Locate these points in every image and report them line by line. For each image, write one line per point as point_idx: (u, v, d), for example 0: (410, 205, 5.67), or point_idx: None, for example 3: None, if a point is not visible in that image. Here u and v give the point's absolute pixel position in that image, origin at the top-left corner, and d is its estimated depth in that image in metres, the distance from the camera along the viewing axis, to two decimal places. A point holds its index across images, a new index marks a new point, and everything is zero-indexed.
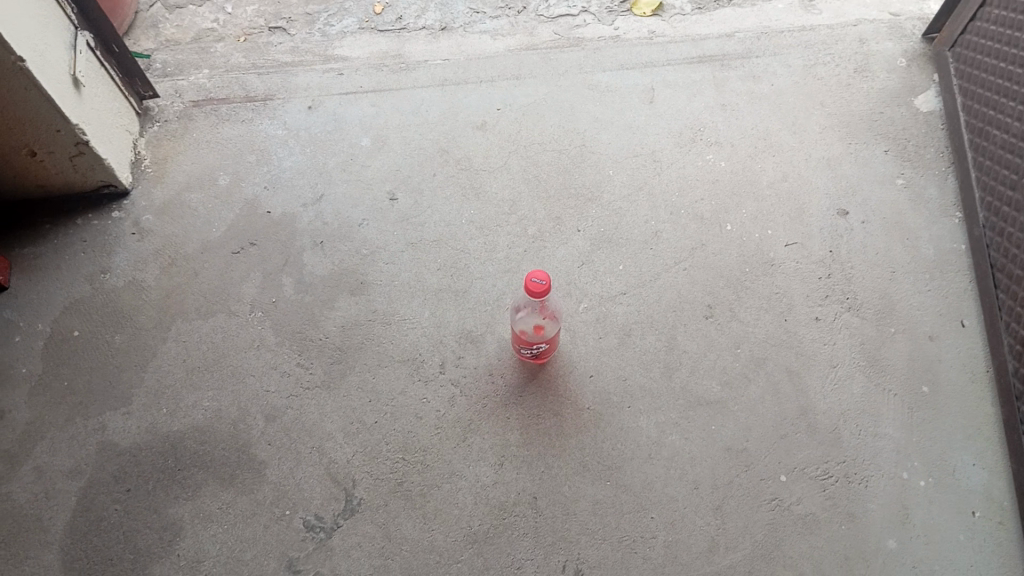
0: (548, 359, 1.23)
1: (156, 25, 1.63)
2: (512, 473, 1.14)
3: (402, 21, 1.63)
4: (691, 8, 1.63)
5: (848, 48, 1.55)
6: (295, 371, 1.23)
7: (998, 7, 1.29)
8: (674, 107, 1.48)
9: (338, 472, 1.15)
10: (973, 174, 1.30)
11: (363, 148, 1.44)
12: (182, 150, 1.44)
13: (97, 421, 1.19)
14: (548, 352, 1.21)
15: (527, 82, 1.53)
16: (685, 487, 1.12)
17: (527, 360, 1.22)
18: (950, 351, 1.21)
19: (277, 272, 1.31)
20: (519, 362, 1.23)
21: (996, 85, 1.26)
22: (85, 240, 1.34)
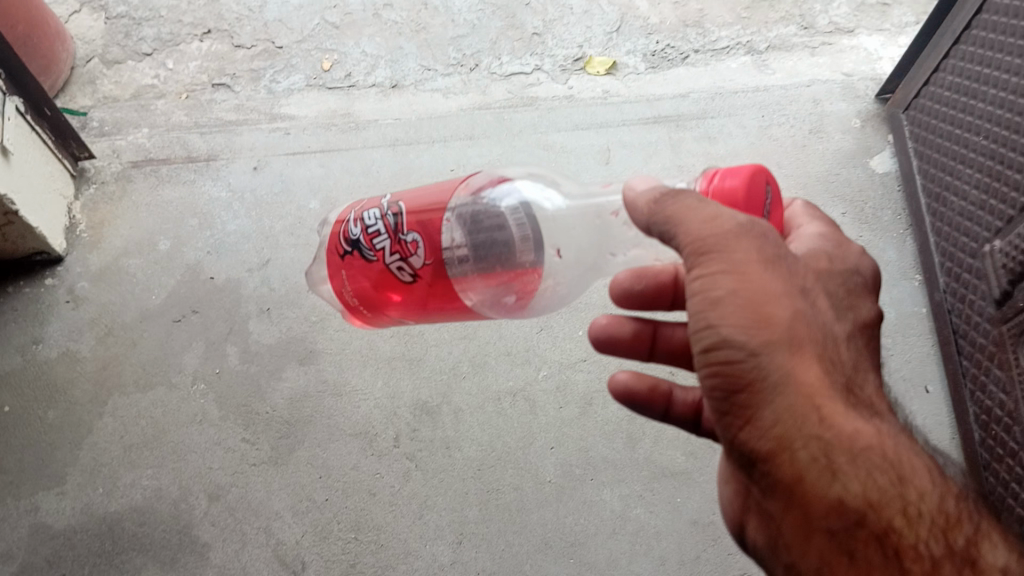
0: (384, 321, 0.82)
1: (94, 80, 1.49)
2: (471, 552, 1.11)
3: (351, 79, 1.50)
4: (644, 67, 1.50)
5: (802, 109, 1.42)
6: (240, 447, 1.17)
7: (953, 73, 1.19)
8: (629, 170, 1.37)
9: (287, 554, 1.11)
10: (929, 238, 1.22)
11: (312, 211, 1.34)
12: (121, 212, 1.34)
13: (29, 502, 1.13)
14: (384, 311, 0.79)
15: (481, 143, 1.41)
16: (652, 563, 1.10)
17: (345, 254, 0.78)
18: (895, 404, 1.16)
19: (220, 341, 1.23)
20: (317, 288, 0.95)
21: (953, 151, 1.17)
22: (17, 309, 1.25)
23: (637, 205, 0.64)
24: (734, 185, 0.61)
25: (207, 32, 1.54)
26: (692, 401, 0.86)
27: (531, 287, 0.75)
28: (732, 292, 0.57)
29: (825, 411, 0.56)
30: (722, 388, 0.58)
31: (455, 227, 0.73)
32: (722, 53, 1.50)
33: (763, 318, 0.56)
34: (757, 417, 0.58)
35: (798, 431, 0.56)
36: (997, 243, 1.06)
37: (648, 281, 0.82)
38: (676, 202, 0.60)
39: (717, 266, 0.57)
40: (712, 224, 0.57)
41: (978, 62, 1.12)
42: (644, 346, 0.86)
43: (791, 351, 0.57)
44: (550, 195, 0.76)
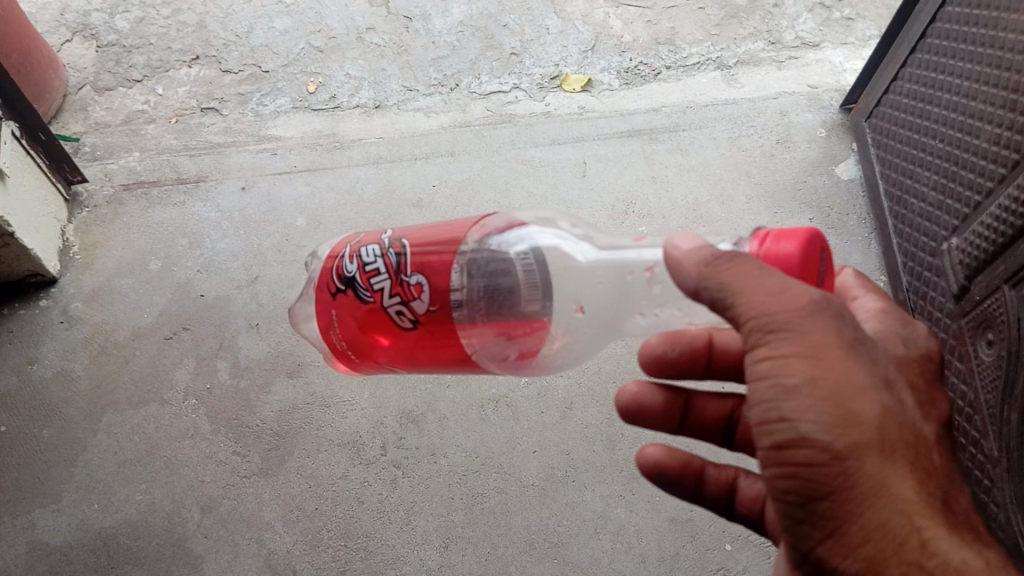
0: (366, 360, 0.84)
1: (86, 106, 1.53)
2: (458, 555, 1.14)
3: (335, 100, 1.54)
4: (618, 84, 1.55)
5: (769, 121, 1.49)
6: (231, 459, 1.20)
7: (909, 81, 1.29)
8: (604, 183, 1.41)
9: (278, 563, 1.13)
10: (892, 239, 1.30)
11: (299, 229, 1.38)
12: (113, 234, 1.37)
13: (25, 520, 1.15)
14: (373, 354, 0.83)
15: (462, 159, 1.45)
16: (633, 561, 1.14)
17: (338, 292, 0.82)
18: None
19: (211, 356, 1.27)
20: (299, 326, 0.98)
21: (911, 155, 1.26)
22: (12, 330, 1.28)
23: (682, 265, 0.63)
24: (790, 250, 0.62)
25: (196, 58, 1.59)
26: (723, 480, 0.93)
27: (535, 345, 0.78)
28: (809, 380, 0.56)
29: (925, 538, 0.57)
30: (803, 493, 0.58)
31: (463, 271, 0.76)
32: (694, 68, 1.56)
33: (850, 418, 0.56)
34: (846, 532, 0.58)
35: (895, 557, 0.56)
36: (954, 241, 1.14)
37: (680, 349, 0.89)
38: (733, 270, 0.59)
39: (789, 350, 0.57)
40: (777, 301, 0.57)
41: (931, 70, 1.22)
42: (675, 418, 0.93)
43: (882, 459, 0.57)
44: (578, 247, 0.78)
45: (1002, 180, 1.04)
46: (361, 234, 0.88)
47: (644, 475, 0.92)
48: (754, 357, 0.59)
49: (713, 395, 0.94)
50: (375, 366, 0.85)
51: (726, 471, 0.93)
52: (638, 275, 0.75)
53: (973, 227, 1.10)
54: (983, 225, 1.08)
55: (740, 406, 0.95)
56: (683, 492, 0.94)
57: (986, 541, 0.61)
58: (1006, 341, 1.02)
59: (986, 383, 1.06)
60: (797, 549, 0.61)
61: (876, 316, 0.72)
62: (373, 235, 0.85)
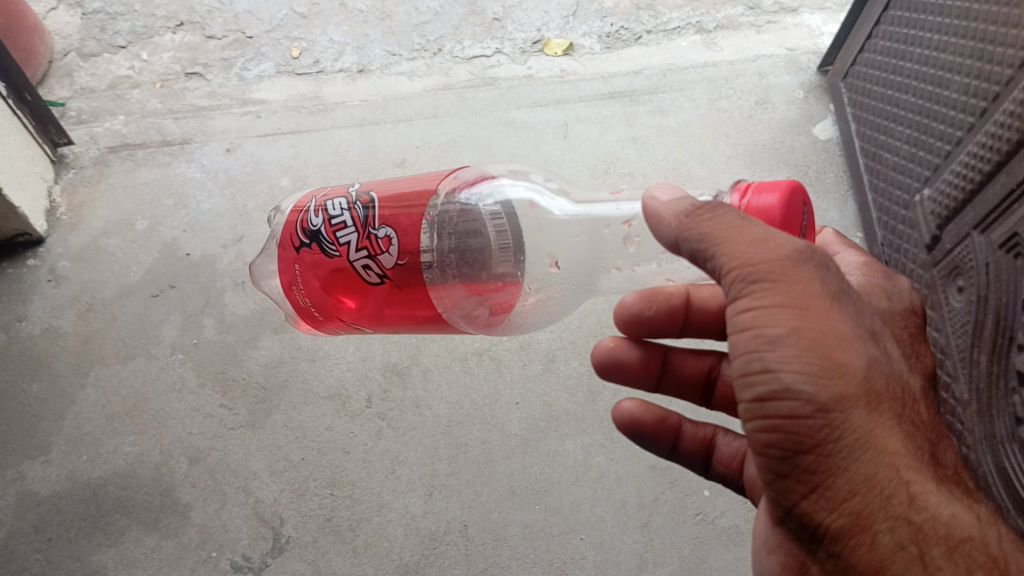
0: (333, 316, 0.83)
1: (71, 72, 1.53)
2: (442, 502, 1.16)
3: (320, 65, 1.56)
4: (600, 48, 1.57)
5: (749, 83, 1.51)
6: (218, 412, 1.21)
7: (883, 39, 1.32)
8: (586, 143, 1.43)
9: (265, 511, 1.15)
10: (867, 195, 1.35)
11: (284, 189, 1.40)
12: (99, 195, 1.39)
13: (15, 471, 1.17)
14: (339, 311, 0.82)
15: (445, 120, 1.47)
16: (613, 507, 1.16)
17: (304, 246, 0.81)
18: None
19: (197, 313, 1.28)
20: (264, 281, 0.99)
21: (887, 112, 1.30)
22: (0, 289, 1.29)
23: (661, 216, 0.63)
24: (771, 202, 0.63)
25: (180, 25, 1.60)
26: (700, 437, 0.95)
27: (506, 301, 0.78)
28: (792, 332, 0.56)
29: (913, 490, 0.58)
30: (787, 449, 0.58)
31: (433, 230, 0.76)
32: (675, 33, 1.59)
33: (836, 372, 0.56)
34: (832, 486, 0.58)
35: (882, 509, 0.58)
36: (926, 192, 1.19)
37: (657, 306, 0.90)
38: (714, 220, 0.59)
39: (772, 301, 0.57)
40: (760, 250, 0.57)
41: (904, 26, 1.26)
42: (653, 376, 0.95)
43: (869, 411, 0.57)
44: (555, 203, 0.79)
45: (972, 128, 1.09)
46: (327, 189, 0.87)
47: (621, 432, 0.94)
48: (736, 309, 0.58)
49: (691, 353, 0.96)
50: (341, 326, 0.85)
51: (704, 429, 0.96)
52: (617, 229, 0.75)
53: (944, 177, 1.15)
54: (953, 174, 1.13)
55: (718, 365, 0.98)
56: (660, 449, 0.96)
57: (969, 492, 0.63)
58: (975, 286, 1.08)
59: (957, 328, 1.11)
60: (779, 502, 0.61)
61: (859, 268, 0.77)
62: (340, 190, 0.84)
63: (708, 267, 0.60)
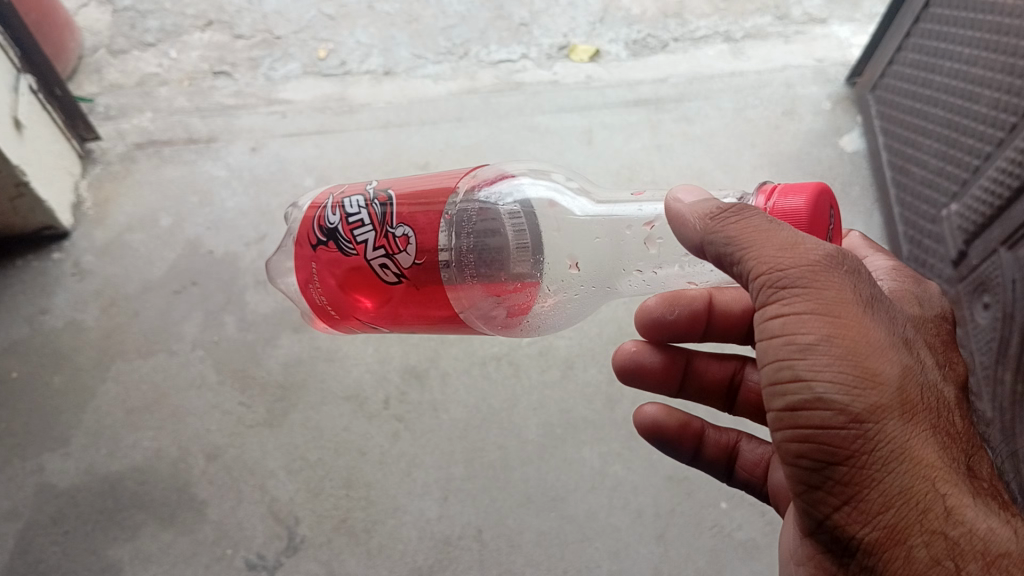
0: (349, 314, 0.82)
1: (100, 68, 1.54)
2: (457, 506, 1.16)
3: (346, 66, 1.56)
4: (626, 55, 1.57)
5: (776, 93, 1.50)
6: (237, 409, 1.22)
7: (913, 51, 1.31)
8: (610, 150, 1.43)
9: (281, 509, 1.16)
10: (894, 209, 1.34)
11: (307, 189, 1.40)
12: (124, 191, 1.40)
13: (34, 463, 1.18)
14: (355, 309, 0.82)
15: (469, 124, 1.47)
16: (629, 516, 1.16)
17: (320, 244, 0.80)
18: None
19: (218, 310, 1.29)
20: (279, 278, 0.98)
21: (915, 125, 1.29)
22: (25, 281, 1.30)
23: (686, 220, 0.63)
24: (798, 204, 0.62)
25: (208, 23, 1.61)
26: (723, 442, 0.95)
27: (524, 302, 0.78)
28: (825, 338, 0.56)
29: (947, 502, 0.56)
30: (820, 459, 0.57)
31: (453, 228, 0.75)
32: (701, 41, 1.58)
33: (870, 381, 0.55)
34: (865, 498, 0.57)
35: (917, 522, 0.56)
36: (954, 207, 1.18)
37: (681, 309, 0.90)
38: (742, 226, 0.59)
39: (803, 308, 0.56)
40: (789, 257, 0.57)
41: (934, 38, 1.24)
42: (675, 380, 0.95)
43: (903, 421, 0.56)
44: (575, 203, 0.79)
45: (1001, 143, 1.08)
46: (343, 187, 0.86)
47: (643, 436, 0.95)
48: (766, 316, 0.58)
49: (713, 358, 0.95)
50: (357, 325, 0.84)
51: (728, 434, 0.96)
52: (638, 230, 0.75)
53: (972, 192, 1.14)
54: (981, 190, 1.12)
55: (742, 370, 0.96)
56: (681, 454, 0.96)
57: (1010, 504, 0.59)
58: (1001, 303, 1.07)
59: (982, 345, 1.10)
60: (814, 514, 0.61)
61: (888, 272, 0.76)
62: (357, 187, 0.83)
63: (738, 272, 0.60)
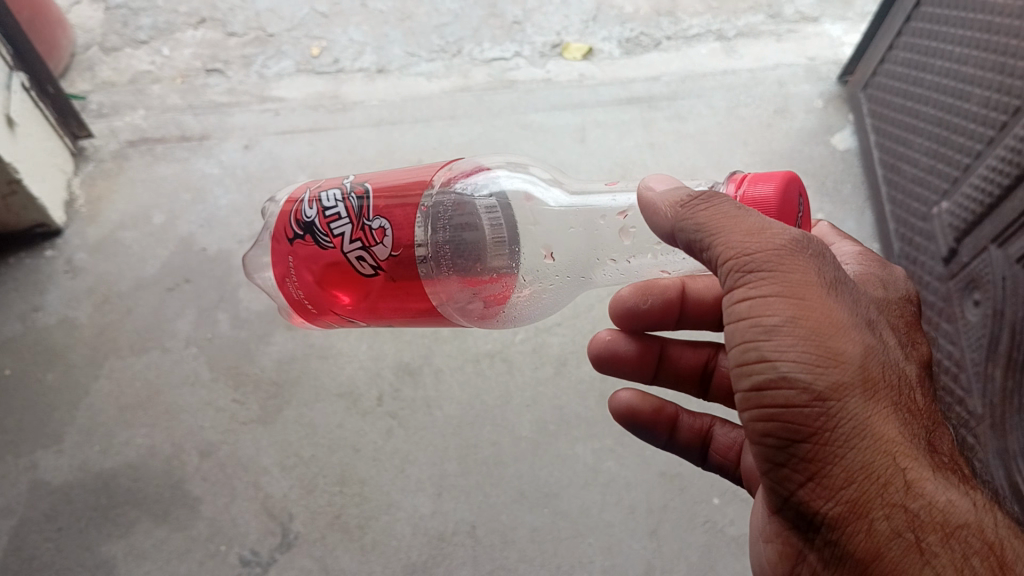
0: (328, 309, 0.82)
1: (93, 66, 1.54)
2: (451, 503, 1.16)
3: (339, 64, 1.56)
4: (619, 53, 1.57)
5: (768, 91, 1.51)
6: (230, 406, 1.22)
7: (904, 50, 1.32)
8: (604, 148, 1.43)
9: (275, 506, 1.16)
10: (885, 207, 1.34)
11: (300, 186, 1.40)
12: (117, 188, 1.39)
13: (28, 460, 1.17)
14: (333, 302, 0.81)
15: (462, 122, 1.47)
16: (622, 512, 1.16)
17: (297, 238, 0.80)
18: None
19: (212, 307, 1.29)
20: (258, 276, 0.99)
21: (906, 123, 1.30)
22: (17, 278, 1.30)
23: (659, 210, 0.64)
24: (767, 192, 0.63)
25: (201, 21, 1.61)
26: (697, 427, 0.95)
27: (500, 292, 0.78)
28: (790, 320, 0.56)
29: (908, 476, 0.56)
30: (785, 437, 0.57)
31: (429, 224, 0.75)
32: (694, 40, 1.59)
33: (833, 360, 0.55)
34: (829, 474, 0.57)
35: (879, 497, 0.56)
36: (944, 204, 1.19)
37: (655, 297, 0.90)
38: (711, 212, 0.60)
39: (769, 290, 0.57)
40: (756, 240, 0.58)
41: (925, 36, 1.25)
42: (649, 367, 0.96)
43: (866, 398, 0.56)
44: (551, 194, 0.80)
45: (991, 141, 1.09)
46: (321, 181, 0.86)
47: (617, 421, 0.95)
48: (732, 298, 0.58)
49: (687, 345, 0.96)
50: (335, 319, 0.84)
51: (702, 420, 0.96)
52: (610, 220, 0.76)
53: (962, 190, 1.15)
54: (971, 188, 1.13)
55: (716, 358, 0.97)
56: (656, 439, 0.97)
57: (971, 479, 0.60)
58: (991, 300, 1.07)
59: (973, 341, 1.11)
60: (781, 490, 0.61)
61: (856, 258, 0.76)
62: (334, 182, 0.83)
63: (707, 257, 0.61)
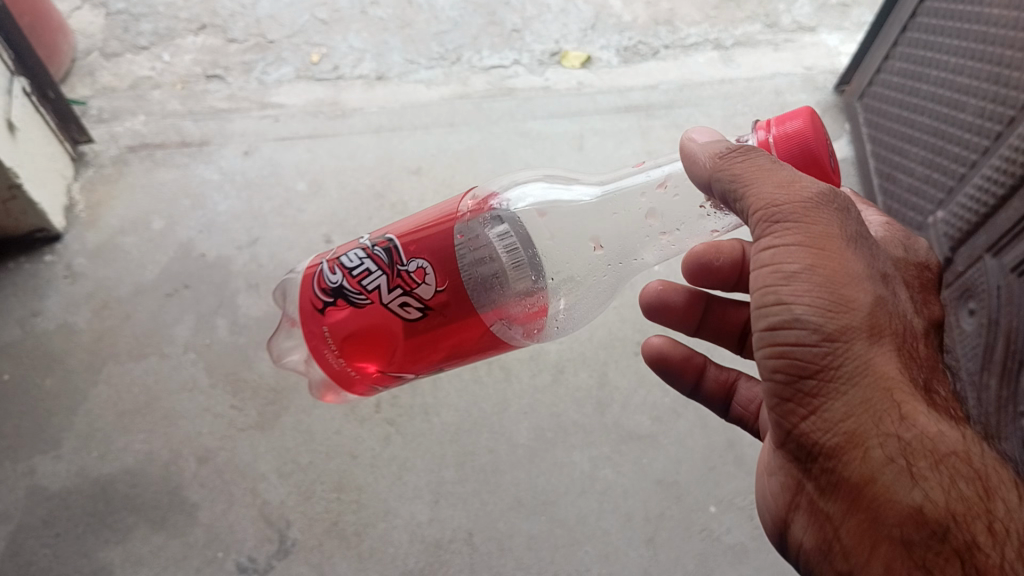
0: (373, 368, 0.81)
1: (93, 71, 1.55)
2: (448, 510, 1.17)
3: (339, 71, 1.57)
4: (617, 61, 1.58)
5: (765, 100, 1.52)
6: (228, 412, 1.22)
7: (900, 60, 1.33)
8: (601, 156, 1.44)
9: (272, 513, 1.16)
10: (882, 216, 1.35)
11: (299, 193, 1.41)
12: (117, 193, 1.40)
13: (26, 465, 1.18)
14: (380, 360, 0.81)
15: (461, 129, 1.48)
16: (619, 520, 1.16)
17: (327, 305, 0.79)
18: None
19: (210, 313, 1.29)
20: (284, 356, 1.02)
21: (902, 133, 1.31)
22: (16, 283, 1.30)
23: (698, 160, 0.69)
24: (800, 126, 0.66)
25: (202, 27, 1.61)
26: (722, 379, 0.95)
27: (541, 309, 0.78)
28: (804, 262, 0.60)
29: (907, 410, 0.57)
30: (793, 371, 0.60)
31: (459, 262, 0.74)
32: (692, 48, 1.60)
33: (840, 301, 0.59)
34: (830, 406, 0.59)
35: (878, 429, 0.57)
36: (941, 214, 1.20)
37: (726, 256, 0.89)
38: (748, 164, 0.65)
39: (789, 237, 0.61)
40: (784, 191, 0.62)
41: (921, 47, 1.26)
42: (692, 319, 0.96)
43: (871, 340, 0.59)
44: (579, 191, 0.81)
45: (987, 152, 1.09)
46: (329, 251, 0.87)
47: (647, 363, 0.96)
48: (758, 245, 0.63)
49: (733, 304, 0.96)
50: (382, 377, 0.82)
51: (729, 373, 0.96)
52: (652, 192, 0.77)
53: (958, 199, 1.16)
54: (967, 198, 1.13)
55: None
56: (682, 385, 0.98)
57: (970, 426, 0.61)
58: (986, 309, 1.08)
59: (968, 350, 1.11)
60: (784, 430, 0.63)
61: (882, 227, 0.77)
62: (349, 246, 0.83)
63: (739, 209, 0.65)
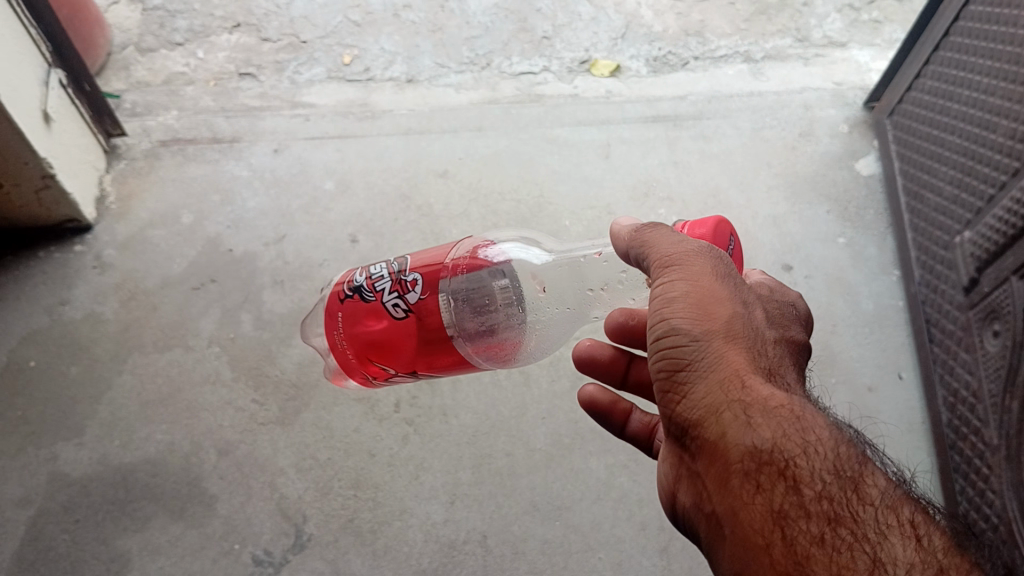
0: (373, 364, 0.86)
1: (128, 66, 1.57)
2: (464, 511, 1.17)
3: (369, 72, 1.58)
4: (646, 71, 1.59)
5: (793, 114, 1.52)
6: (250, 406, 1.23)
7: (931, 78, 1.32)
8: (628, 165, 1.45)
9: (289, 507, 1.17)
10: (908, 234, 1.35)
11: (327, 192, 1.42)
12: (148, 187, 1.42)
13: (48, 451, 1.19)
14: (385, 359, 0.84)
15: (488, 134, 1.49)
16: (633, 528, 1.17)
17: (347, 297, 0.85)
18: (893, 421, 1.24)
19: (236, 308, 1.31)
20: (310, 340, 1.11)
21: (931, 151, 1.30)
22: (46, 272, 1.32)
23: (619, 237, 0.76)
24: (703, 233, 0.72)
25: (236, 26, 1.63)
26: (647, 423, 0.94)
27: (509, 354, 0.85)
28: (679, 289, 0.65)
29: (749, 379, 0.61)
30: (668, 372, 0.64)
31: (454, 307, 0.81)
32: (721, 60, 1.60)
33: (707, 314, 0.64)
34: (692, 390, 0.63)
35: (725, 396, 0.61)
36: (967, 234, 1.19)
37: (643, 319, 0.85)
38: (651, 233, 0.71)
39: (674, 273, 0.66)
40: (676, 248, 0.68)
41: (954, 65, 1.25)
42: (618, 369, 0.95)
43: (726, 339, 0.63)
44: (534, 252, 0.86)
45: (1016, 173, 1.09)
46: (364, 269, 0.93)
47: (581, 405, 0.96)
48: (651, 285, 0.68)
49: None
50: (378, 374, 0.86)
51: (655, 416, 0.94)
52: (590, 258, 0.85)
53: (986, 220, 1.15)
54: (995, 219, 1.13)
55: None
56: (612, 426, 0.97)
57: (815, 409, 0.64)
58: (1010, 331, 1.07)
59: (990, 373, 1.11)
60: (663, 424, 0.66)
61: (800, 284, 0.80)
62: None
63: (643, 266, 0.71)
